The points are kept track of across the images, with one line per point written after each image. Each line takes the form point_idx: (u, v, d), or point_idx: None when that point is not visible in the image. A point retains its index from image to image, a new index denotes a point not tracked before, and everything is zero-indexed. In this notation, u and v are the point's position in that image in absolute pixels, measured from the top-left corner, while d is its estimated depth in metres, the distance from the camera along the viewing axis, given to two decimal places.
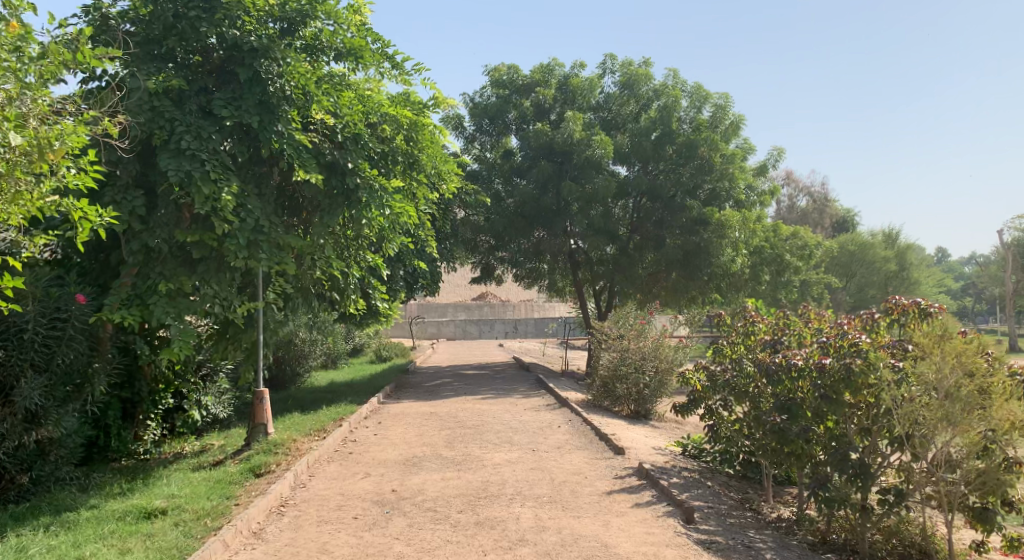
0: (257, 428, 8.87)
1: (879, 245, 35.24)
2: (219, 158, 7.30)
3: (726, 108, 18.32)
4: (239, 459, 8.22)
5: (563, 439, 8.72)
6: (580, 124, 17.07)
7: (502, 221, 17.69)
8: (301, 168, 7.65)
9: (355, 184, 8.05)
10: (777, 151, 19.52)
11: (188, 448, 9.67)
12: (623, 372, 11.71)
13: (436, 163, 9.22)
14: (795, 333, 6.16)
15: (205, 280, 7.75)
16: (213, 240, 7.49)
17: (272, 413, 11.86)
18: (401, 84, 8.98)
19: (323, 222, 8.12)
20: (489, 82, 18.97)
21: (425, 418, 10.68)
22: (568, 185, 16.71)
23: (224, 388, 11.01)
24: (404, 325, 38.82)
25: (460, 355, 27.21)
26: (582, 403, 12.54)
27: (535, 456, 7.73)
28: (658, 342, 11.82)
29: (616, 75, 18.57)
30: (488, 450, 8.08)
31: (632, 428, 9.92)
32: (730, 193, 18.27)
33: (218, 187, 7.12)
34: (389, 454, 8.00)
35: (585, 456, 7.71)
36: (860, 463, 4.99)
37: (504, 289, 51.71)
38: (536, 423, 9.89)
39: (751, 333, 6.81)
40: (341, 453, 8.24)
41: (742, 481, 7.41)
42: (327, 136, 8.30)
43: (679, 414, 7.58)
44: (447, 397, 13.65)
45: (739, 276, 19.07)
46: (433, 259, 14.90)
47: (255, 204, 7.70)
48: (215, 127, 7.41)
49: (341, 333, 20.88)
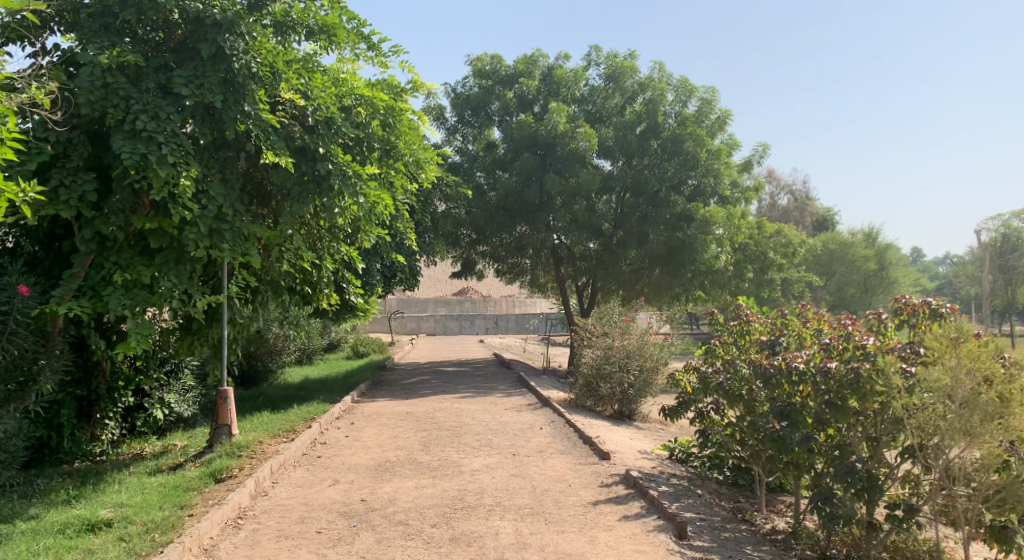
0: (220, 429, 8.35)
1: (860, 244, 35.25)
2: (179, 140, 6.78)
3: (713, 102, 17.98)
4: (199, 463, 7.72)
5: (545, 442, 8.31)
6: (564, 116, 16.66)
7: (483, 215, 17.42)
8: (269, 151, 7.17)
9: (326, 170, 7.59)
10: (763, 146, 19.23)
11: (149, 449, 9.15)
12: (607, 372, 11.33)
13: (414, 150, 8.77)
14: (793, 334, 5.80)
15: (163, 272, 7.22)
16: (172, 228, 7.00)
17: (240, 412, 11.35)
18: (377, 67, 8.53)
19: (293, 210, 7.63)
20: (471, 72, 18.54)
21: (401, 418, 10.23)
22: (552, 178, 16.28)
23: (190, 385, 10.49)
24: (383, 320, 38.28)
25: (440, 351, 26.75)
26: (564, 403, 12.14)
27: (516, 461, 7.32)
28: (643, 340, 11.45)
29: (601, 67, 18.19)
30: (466, 454, 7.65)
31: (615, 429, 9.54)
32: (715, 190, 17.99)
33: (176, 171, 6.63)
34: (361, 459, 7.54)
35: (568, 462, 7.30)
36: (865, 474, 4.64)
37: (485, 285, 51.26)
38: (517, 425, 9.47)
39: (746, 332, 6.44)
40: (310, 457, 7.77)
41: (733, 488, 7.05)
42: (297, 119, 7.84)
43: (667, 417, 7.13)
44: (425, 396, 13.20)
45: (723, 273, 18.80)
46: (410, 253, 14.40)
47: (218, 191, 7.21)
48: (174, 106, 6.90)
49: (317, 328, 20.33)
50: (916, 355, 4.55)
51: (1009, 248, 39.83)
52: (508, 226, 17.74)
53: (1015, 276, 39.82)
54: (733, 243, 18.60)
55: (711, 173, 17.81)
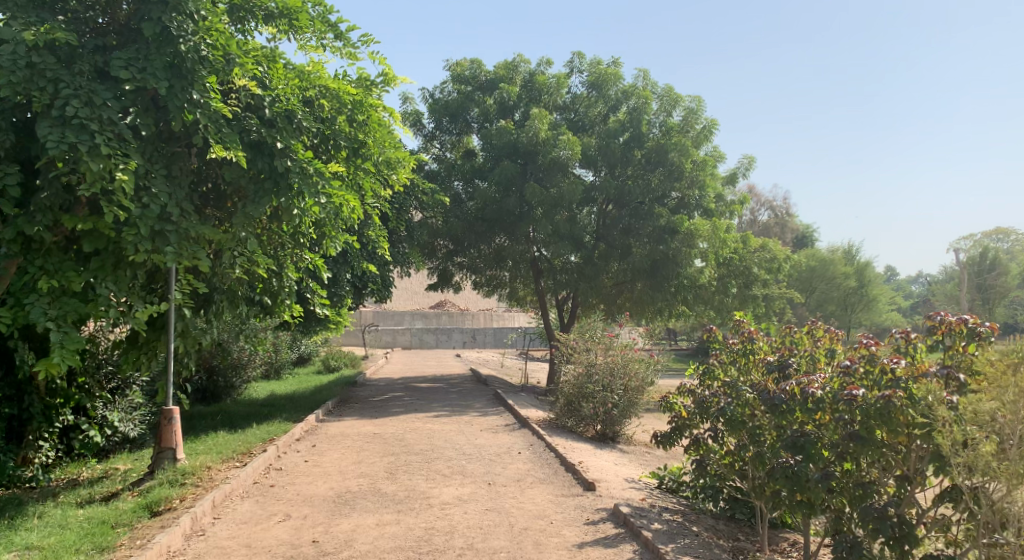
0: (163, 454, 7.56)
1: (840, 261, 34.98)
2: (116, 130, 6.03)
3: (699, 112, 17.49)
4: (136, 492, 6.91)
5: (523, 469, 7.60)
6: (546, 122, 16.06)
7: (462, 225, 16.81)
8: (219, 145, 6.44)
9: (284, 167, 6.88)
10: (749, 159, 18.79)
11: (87, 474, 8.32)
12: (589, 390, 10.65)
13: (384, 149, 8.09)
14: (803, 354, 5.19)
15: (99, 278, 6.43)
16: (108, 230, 6.22)
17: (194, 432, 10.51)
18: (345, 58, 7.82)
19: (247, 212, 6.90)
20: (450, 77, 17.90)
21: (368, 440, 9.48)
22: (532, 187, 15.69)
23: (137, 403, 9.65)
24: (357, 333, 37.36)
25: (415, 365, 25.93)
26: (543, 423, 11.45)
27: (491, 492, 6.60)
28: (628, 357, 10.81)
29: (584, 74, 17.65)
30: (436, 484, 6.91)
31: (598, 454, 8.86)
32: (699, 202, 17.58)
33: (112, 163, 5.88)
34: (318, 489, 6.79)
35: (549, 493, 6.59)
36: (897, 521, 4.01)
37: (463, 297, 50.45)
38: (493, 449, 8.75)
39: (750, 352, 5.77)
40: (261, 486, 6.99)
41: (730, 523, 6.36)
42: (253, 111, 7.15)
43: (659, 445, 6.42)
44: (396, 415, 12.41)
45: (707, 288, 18.29)
46: (384, 263, 13.64)
47: (163, 188, 6.47)
48: (112, 92, 6.15)
49: (285, 341, 19.45)
50: (960, 383, 3.94)
51: (986, 266, 39.99)
52: (486, 237, 17.13)
53: (992, 295, 39.83)
54: (717, 257, 18.11)
55: (697, 185, 17.40)
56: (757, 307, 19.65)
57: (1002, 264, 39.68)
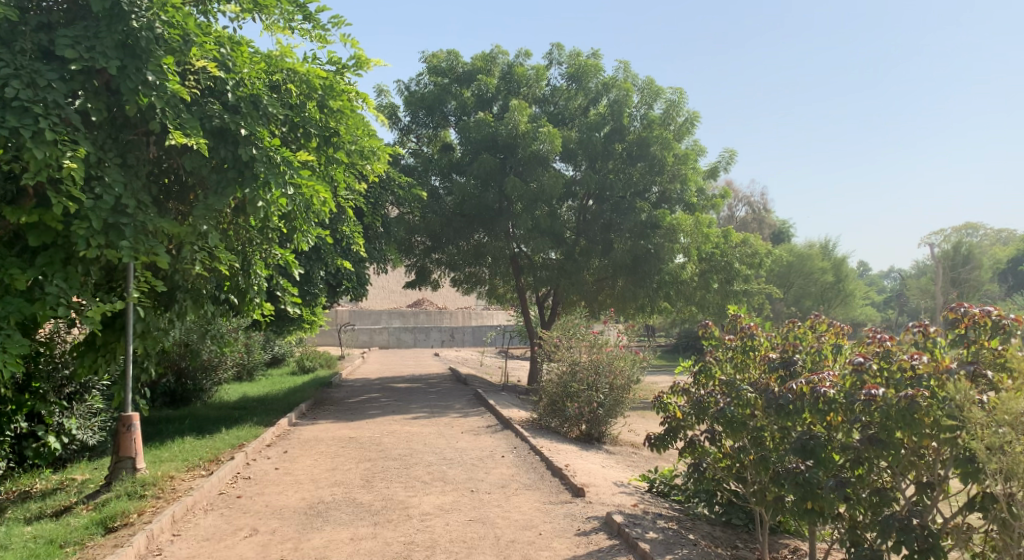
0: (122, 463, 7.05)
1: (817, 256, 35.07)
2: (63, 113, 5.53)
3: (681, 104, 17.17)
4: (91, 506, 6.42)
5: (507, 474, 7.22)
6: (525, 114, 15.69)
7: (439, 221, 16.41)
8: (179, 131, 5.98)
9: (249, 156, 6.43)
10: (730, 152, 18.53)
11: (40, 485, 7.80)
12: (574, 390, 10.30)
13: (357, 137, 7.63)
14: (808, 351, 4.81)
15: (47, 275, 5.89)
16: (57, 223, 5.71)
17: (159, 437, 9.98)
18: (315, 41, 7.37)
19: (209, 204, 6.44)
20: (426, 69, 17.42)
21: (342, 445, 9.02)
22: (512, 181, 15.34)
23: (97, 409, 9.12)
24: (333, 332, 36.74)
25: (393, 365, 25.48)
26: (526, 424, 11.07)
27: (474, 500, 6.22)
28: (613, 355, 10.46)
29: (563, 66, 17.29)
30: (416, 491, 6.51)
31: (585, 456, 8.52)
32: (681, 196, 17.31)
33: (58, 150, 5.37)
34: (289, 500, 6.35)
35: (536, 500, 6.22)
36: (923, 531, 3.69)
37: (441, 296, 49.96)
38: (475, 453, 8.35)
39: (751, 349, 5.33)
40: (227, 498, 6.53)
41: (727, 530, 5.99)
42: (215, 95, 6.68)
43: (653, 449, 5.99)
44: (372, 417, 11.96)
45: (689, 284, 18.06)
46: (360, 260, 13.17)
47: (117, 177, 5.98)
48: (58, 73, 5.64)
49: (258, 342, 18.90)
50: (988, 381, 3.67)
51: (960, 260, 40.41)
52: (465, 233, 16.75)
53: (966, 288, 40.31)
54: (699, 253, 17.86)
55: (678, 178, 17.16)
56: (739, 303, 19.44)
57: (976, 258, 39.99)
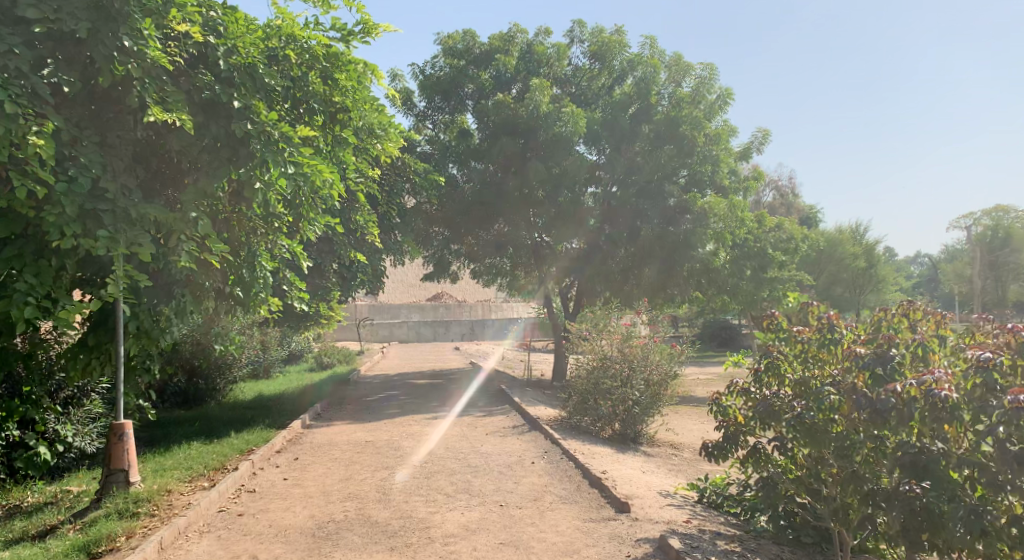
0: (113, 477, 6.35)
1: (849, 241, 33.82)
2: (26, 83, 4.85)
3: (712, 80, 16.24)
4: (78, 526, 5.76)
5: (540, 484, 6.47)
6: (547, 94, 14.82)
7: (457, 210, 15.72)
8: (161, 105, 5.30)
9: (243, 132, 5.72)
10: (763, 132, 17.57)
11: (32, 499, 7.18)
12: (606, 387, 9.50)
13: (365, 113, 6.89)
14: (909, 344, 4.04)
15: (18, 270, 5.19)
16: (26, 210, 5.04)
17: (166, 442, 9.36)
18: (318, 6, 6.62)
19: (199, 187, 5.76)
20: (441, 51, 16.60)
21: (358, 450, 8.33)
22: (535, 166, 14.54)
23: (96, 413, 8.49)
24: (352, 327, 36.21)
25: (412, 360, 24.87)
26: (554, 423, 10.32)
27: (504, 517, 5.49)
28: (647, 348, 9.65)
29: (585, 44, 16.42)
30: (438, 506, 5.80)
31: (623, 461, 7.76)
32: (713, 178, 16.40)
33: (19, 124, 4.70)
34: (296, 518, 5.65)
35: (574, 517, 5.47)
36: None
37: (460, 288, 49.32)
38: (502, 458, 7.60)
39: (834, 343, 4.53)
40: (227, 516, 5.84)
41: (796, 551, 5.09)
42: (205, 66, 5.98)
43: (712, 459, 5.19)
44: (391, 417, 11.30)
45: (721, 272, 17.17)
46: (375, 252, 12.45)
47: (94, 156, 5.31)
48: (21, 37, 4.96)
49: (273, 338, 18.30)
50: None
51: (999, 243, 38.86)
52: (485, 222, 16.00)
53: (1005, 272, 38.81)
54: (733, 239, 16.94)
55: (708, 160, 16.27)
56: (773, 290, 18.48)
57: (1015, 240, 38.34)
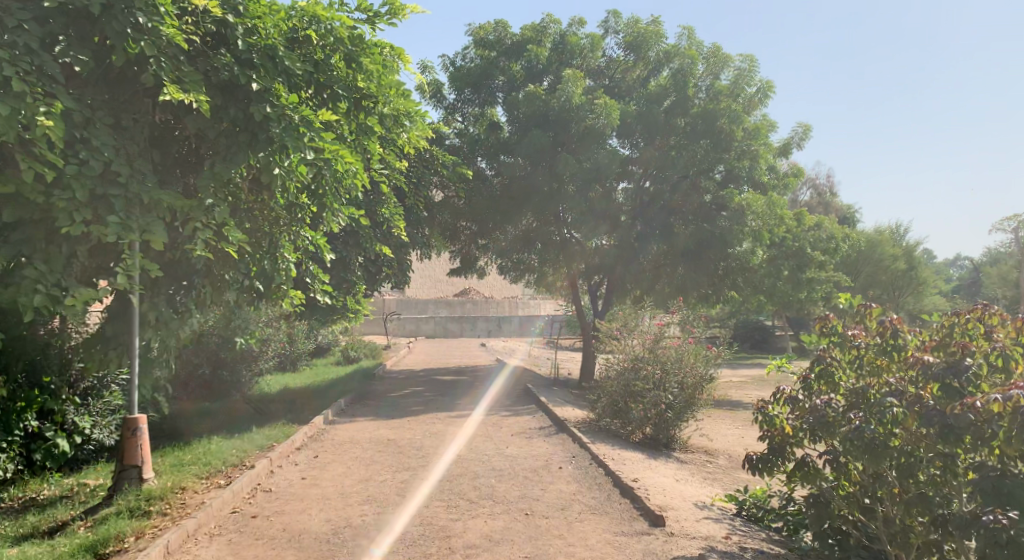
0: (126, 472, 6.16)
1: (887, 242, 32.85)
2: (35, 60, 4.63)
3: (751, 73, 15.73)
4: (88, 523, 5.56)
5: (568, 491, 6.14)
6: (580, 86, 14.44)
7: (486, 204, 15.41)
8: (175, 85, 5.06)
9: (262, 116, 5.46)
10: (804, 126, 16.98)
11: (49, 491, 7.03)
12: (638, 389, 9.11)
13: (391, 99, 6.58)
14: (985, 352, 3.73)
15: (27, 257, 4.98)
16: (35, 194, 4.82)
17: (187, 435, 9.20)
18: None
19: (216, 172, 5.51)
20: (472, 42, 16.29)
21: (380, 449, 8.06)
22: (566, 159, 14.17)
23: (117, 405, 8.33)
24: (379, 321, 36.16)
25: (438, 356, 24.65)
26: (583, 425, 9.95)
27: (530, 527, 5.15)
28: (681, 349, 9.26)
29: (620, 35, 15.98)
30: (459, 513, 5.49)
31: (656, 468, 7.38)
32: (750, 175, 15.88)
33: (26, 103, 4.47)
34: (310, 522, 5.37)
35: (604, 529, 5.12)
36: None
37: (488, 284, 49.14)
38: (528, 462, 7.27)
39: (898, 348, 4.18)
40: (240, 518, 5.59)
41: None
42: (225, 47, 5.74)
43: (757, 472, 4.81)
44: (415, 415, 11.05)
45: (756, 272, 16.63)
46: (402, 246, 12.19)
47: (106, 139, 5.08)
48: (32, 11, 4.74)
49: (300, 331, 18.20)
50: None
51: None
52: (514, 217, 15.66)
53: None
54: (770, 238, 16.39)
55: (746, 155, 15.74)
56: (811, 292, 17.91)
57: None
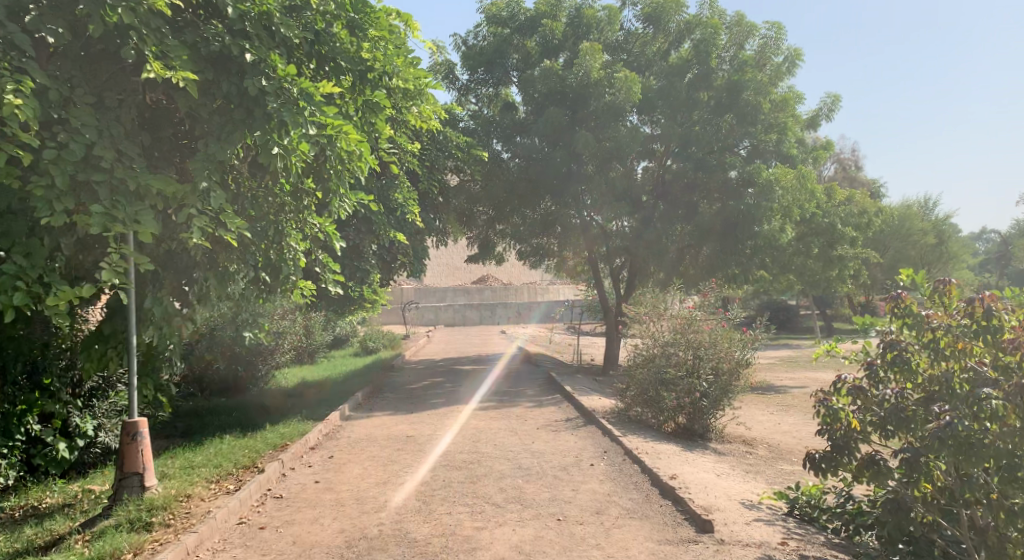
0: (128, 480, 5.73)
1: (917, 218, 31.77)
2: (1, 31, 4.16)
3: (777, 42, 15.10)
4: (85, 537, 5.14)
5: (601, 492, 5.64)
6: (599, 60, 13.83)
7: (503, 187, 14.87)
8: (158, 58, 4.59)
9: (257, 90, 4.98)
10: (833, 97, 16.25)
11: (52, 498, 6.66)
12: (670, 377, 8.56)
13: (398, 70, 6.05)
14: None
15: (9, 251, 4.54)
16: (10, 181, 4.36)
17: (198, 435, 8.80)
18: None
19: (208, 154, 5.01)
20: (484, 20, 15.68)
21: (399, 447, 7.60)
22: (586, 137, 13.59)
23: (123, 406, 7.94)
24: (397, 311, 35.78)
25: (458, 345, 24.17)
26: (612, 416, 9.44)
27: (564, 535, 4.66)
28: (715, 333, 8.69)
29: (638, 7, 15.32)
30: (485, 520, 5.02)
31: (695, 461, 6.90)
32: (777, 149, 15.17)
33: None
34: (324, 534, 4.92)
35: (647, 538, 4.61)
36: None
37: (506, 271, 48.56)
38: (557, 460, 6.78)
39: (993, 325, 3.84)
40: (248, 530, 5.15)
41: None
42: (218, 19, 5.27)
43: (820, 473, 4.27)
44: (435, 408, 10.59)
45: (785, 250, 15.94)
46: (416, 233, 11.71)
47: (87, 120, 4.61)
48: None
49: (317, 322, 17.79)
50: None
51: None
52: (532, 200, 15.09)
53: None
54: (799, 214, 15.70)
55: (773, 129, 15.08)
56: (842, 269, 17.19)
57: None
